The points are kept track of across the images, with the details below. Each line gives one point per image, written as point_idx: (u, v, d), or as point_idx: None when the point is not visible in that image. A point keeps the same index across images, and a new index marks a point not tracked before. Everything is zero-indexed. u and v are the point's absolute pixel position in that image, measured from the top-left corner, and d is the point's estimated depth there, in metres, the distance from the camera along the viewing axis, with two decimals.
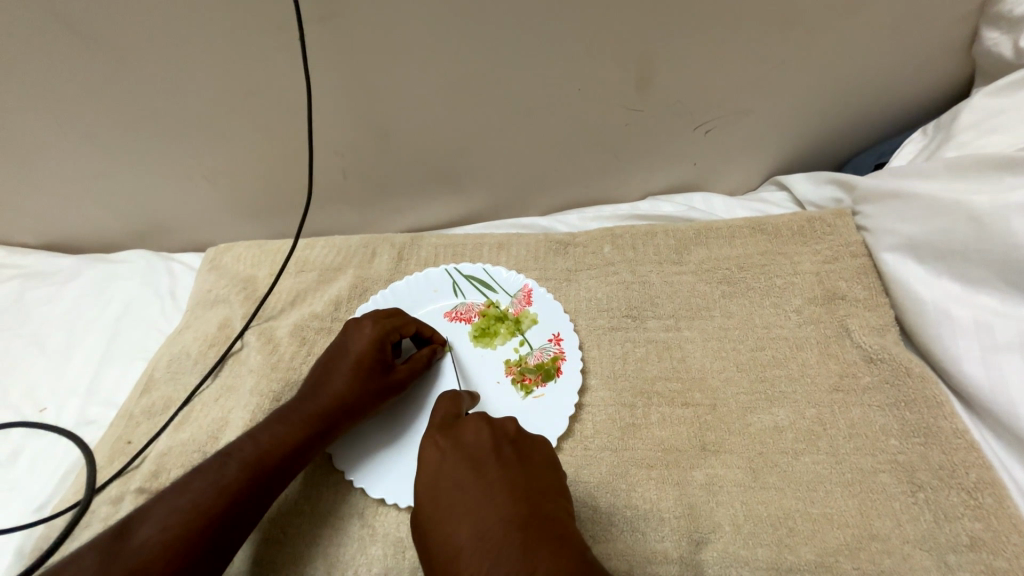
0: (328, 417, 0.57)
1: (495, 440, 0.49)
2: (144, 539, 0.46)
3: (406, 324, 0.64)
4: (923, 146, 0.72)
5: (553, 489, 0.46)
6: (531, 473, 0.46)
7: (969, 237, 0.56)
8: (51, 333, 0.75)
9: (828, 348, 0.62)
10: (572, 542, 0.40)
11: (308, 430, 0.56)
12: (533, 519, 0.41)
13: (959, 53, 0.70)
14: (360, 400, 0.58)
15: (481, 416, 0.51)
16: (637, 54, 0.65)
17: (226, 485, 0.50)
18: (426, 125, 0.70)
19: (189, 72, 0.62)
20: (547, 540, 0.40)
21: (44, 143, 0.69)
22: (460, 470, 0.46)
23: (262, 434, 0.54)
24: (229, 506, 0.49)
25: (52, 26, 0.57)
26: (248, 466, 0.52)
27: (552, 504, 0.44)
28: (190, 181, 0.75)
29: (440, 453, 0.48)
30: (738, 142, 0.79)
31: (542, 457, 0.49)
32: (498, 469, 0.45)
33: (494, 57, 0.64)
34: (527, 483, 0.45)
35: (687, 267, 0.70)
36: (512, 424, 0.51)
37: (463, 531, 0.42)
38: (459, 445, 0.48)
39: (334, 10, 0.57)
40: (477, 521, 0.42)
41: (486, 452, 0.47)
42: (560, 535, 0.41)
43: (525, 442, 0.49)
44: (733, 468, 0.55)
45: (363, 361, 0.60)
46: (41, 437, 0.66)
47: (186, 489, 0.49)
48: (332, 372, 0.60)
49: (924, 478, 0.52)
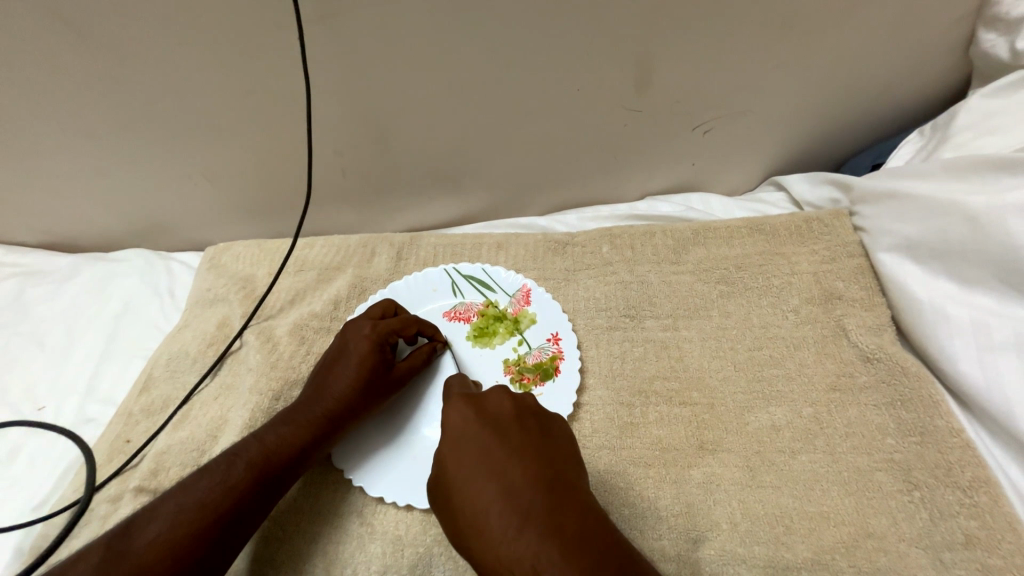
0: (332, 416, 0.57)
1: (517, 409, 0.48)
2: (150, 537, 0.46)
3: (407, 323, 0.64)
4: (920, 147, 0.73)
5: (571, 454, 0.46)
6: (552, 440, 0.46)
7: (966, 236, 0.57)
8: (49, 332, 0.75)
9: (825, 348, 0.62)
10: (592, 504, 0.43)
11: (314, 430, 0.56)
12: (556, 485, 0.42)
13: (956, 55, 0.70)
14: (364, 400, 0.59)
15: (503, 386, 0.50)
16: (635, 56, 0.66)
17: (233, 484, 0.50)
18: (426, 125, 0.71)
19: (190, 73, 0.62)
20: (571, 503, 0.42)
21: (44, 141, 0.69)
22: (485, 435, 0.45)
23: (268, 434, 0.55)
24: (236, 505, 0.49)
25: (52, 25, 0.57)
26: (255, 465, 0.52)
27: (571, 470, 0.45)
28: (190, 180, 0.75)
29: (464, 417, 0.47)
30: (736, 142, 0.79)
31: (559, 424, 0.48)
32: (521, 437, 0.45)
33: (495, 57, 0.64)
34: (548, 450, 0.45)
35: (685, 267, 0.71)
36: (531, 393, 0.50)
37: (489, 495, 0.42)
38: (481, 411, 0.47)
39: (333, 10, 0.58)
40: (504, 484, 0.42)
41: (509, 419, 0.47)
42: (583, 501, 0.42)
43: (545, 410, 0.49)
44: (731, 466, 0.55)
45: (366, 362, 0.60)
46: (40, 436, 0.66)
47: (193, 488, 0.49)
48: (333, 372, 0.60)
49: (920, 477, 0.53)
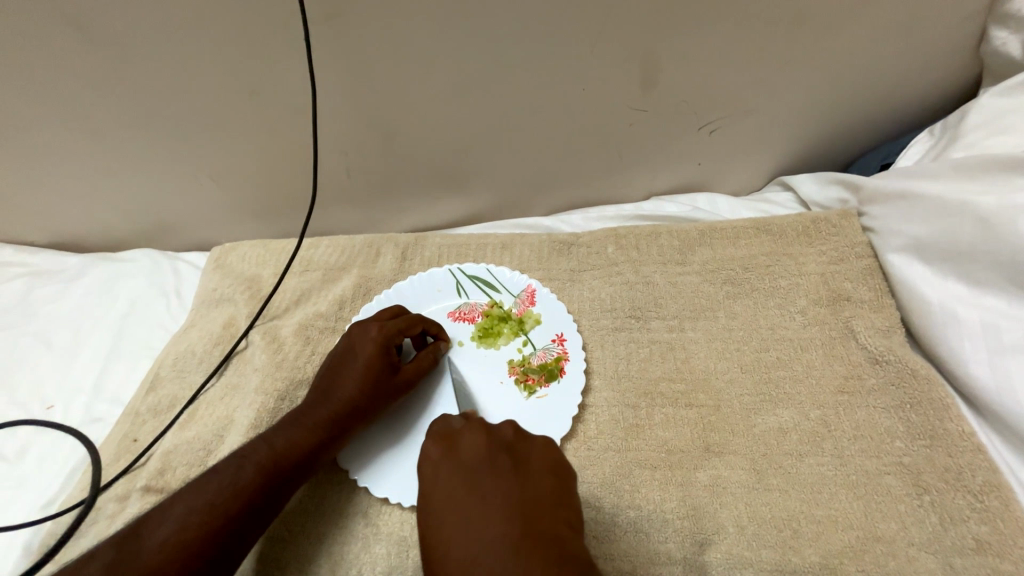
0: (338, 418, 0.57)
1: (492, 448, 0.48)
2: (160, 540, 0.46)
3: (412, 323, 0.64)
4: (930, 146, 0.72)
5: (550, 497, 0.45)
6: (528, 482, 0.46)
7: (976, 238, 0.56)
8: (58, 331, 0.76)
9: (833, 350, 0.61)
10: (566, 553, 0.40)
11: (320, 433, 0.56)
12: (527, 534, 0.41)
13: (967, 53, 0.70)
14: (371, 401, 0.58)
15: (479, 425, 0.50)
16: (641, 55, 0.65)
17: (241, 486, 0.50)
18: (432, 125, 0.71)
19: (196, 73, 0.62)
20: (543, 554, 0.40)
21: (52, 141, 0.69)
22: (454, 482, 0.46)
23: (275, 437, 0.55)
24: (244, 508, 0.49)
25: (60, 26, 0.57)
26: (263, 468, 0.52)
27: (549, 519, 0.43)
28: (196, 181, 0.75)
29: (436, 464, 0.48)
30: (743, 142, 0.78)
31: (539, 461, 0.48)
32: (491, 482, 0.45)
33: (500, 57, 0.64)
34: (522, 494, 0.44)
35: (691, 268, 0.70)
36: (510, 428, 0.51)
37: (453, 548, 0.42)
38: (454, 456, 0.48)
39: (339, 11, 0.58)
40: (468, 535, 0.42)
41: (482, 462, 0.47)
42: (559, 552, 0.40)
43: (524, 447, 0.49)
44: (738, 469, 0.55)
45: (372, 363, 0.59)
46: (49, 435, 0.67)
47: (201, 490, 0.50)
48: (339, 374, 0.60)
49: (929, 480, 0.52)
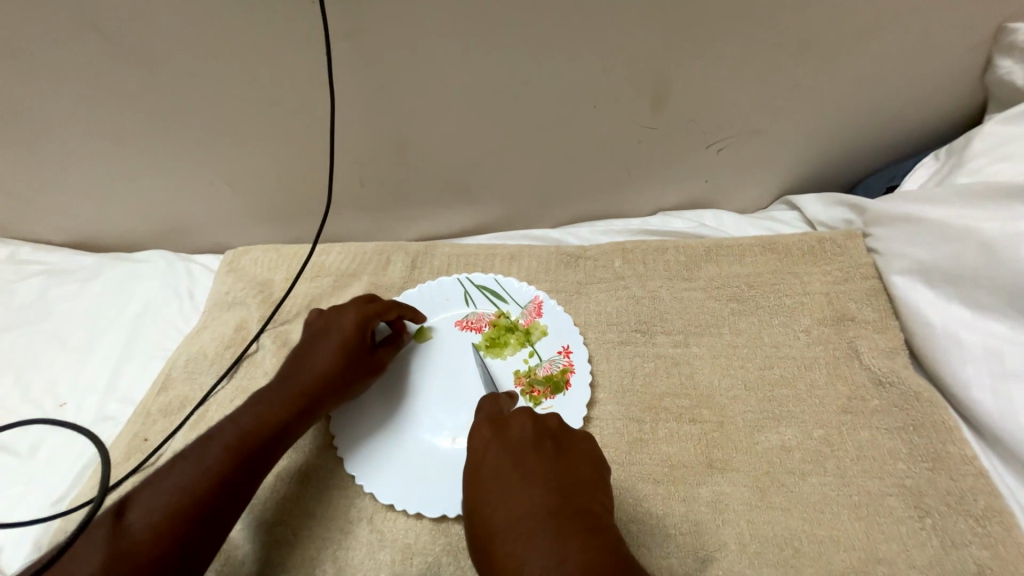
0: (310, 394, 0.59)
1: (538, 433, 0.49)
2: (135, 523, 0.47)
3: (386, 309, 0.67)
4: (935, 170, 0.73)
5: (591, 481, 0.46)
6: (571, 465, 0.47)
7: (978, 263, 0.57)
8: (72, 330, 0.76)
9: (837, 369, 0.62)
10: (602, 533, 0.42)
11: (291, 408, 0.57)
12: (568, 509, 0.43)
13: (973, 80, 0.71)
14: (344, 382, 0.61)
15: (525, 412, 0.50)
16: (654, 74, 0.66)
17: (211, 467, 0.51)
18: (445, 137, 0.72)
19: (218, 80, 0.64)
20: (580, 527, 0.41)
21: (73, 143, 0.70)
22: (501, 459, 0.47)
23: (244, 416, 0.55)
24: (217, 490, 0.50)
25: (88, 32, 0.59)
26: (231, 447, 0.52)
27: (588, 498, 0.44)
28: (211, 185, 0.77)
29: (484, 442, 0.49)
30: (751, 161, 0.79)
31: (582, 451, 0.49)
32: (536, 461, 0.46)
33: (515, 73, 0.65)
34: (563, 474, 0.45)
35: (697, 284, 0.71)
36: (555, 419, 0.50)
37: (499, 516, 0.43)
38: (502, 435, 0.49)
39: (360, 25, 0.59)
40: (513, 506, 0.43)
41: (529, 445, 0.47)
42: (593, 527, 0.42)
43: (567, 436, 0.49)
44: (740, 486, 0.55)
45: (347, 346, 0.62)
46: (60, 432, 0.67)
47: (169, 473, 0.50)
48: (311, 354, 0.62)
49: (931, 503, 0.52)
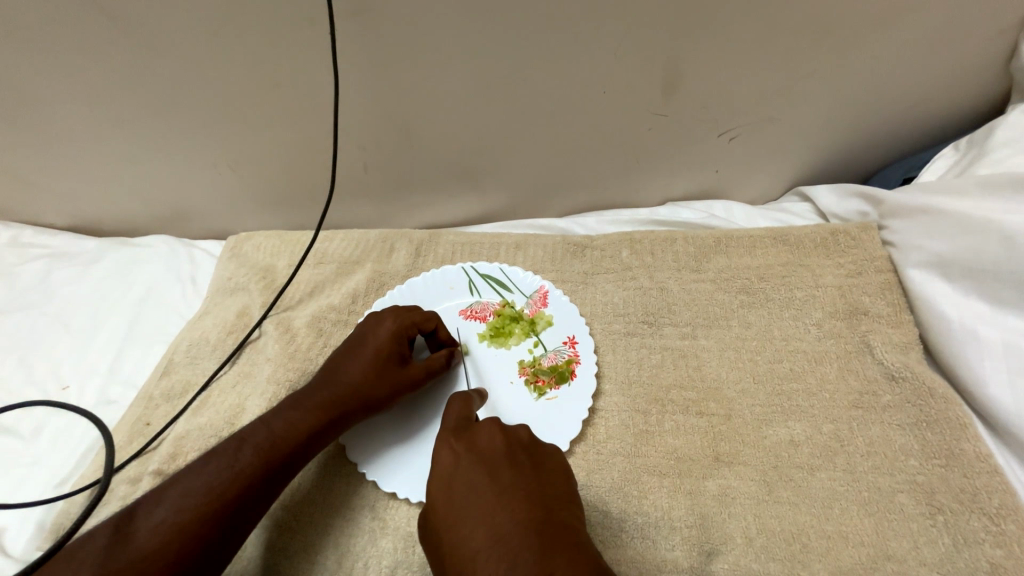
0: (340, 404, 0.57)
1: (509, 445, 0.48)
2: (157, 521, 0.46)
3: (425, 321, 0.64)
4: (954, 162, 0.71)
5: (567, 494, 0.46)
6: (546, 479, 0.46)
7: (1001, 256, 0.55)
8: (75, 313, 0.76)
9: (848, 364, 0.61)
10: (585, 546, 0.40)
11: (319, 417, 0.56)
12: (549, 523, 0.41)
13: (995, 68, 0.69)
14: (376, 392, 0.59)
15: (494, 421, 0.50)
16: (665, 60, 0.65)
17: (241, 470, 0.50)
18: (452, 124, 0.71)
19: (220, 63, 0.63)
20: (565, 542, 0.40)
21: (75, 126, 0.70)
22: (474, 473, 0.45)
23: (276, 420, 0.55)
24: (244, 493, 0.49)
25: (89, 13, 0.58)
26: (262, 452, 0.52)
27: (568, 512, 0.43)
28: (215, 170, 0.76)
29: (454, 457, 0.47)
30: (764, 150, 0.78)
31: (555, 464, 0.48)
32: (511, 474, 0.45)
33: (523, 57, 0.64)
34: (541, 488, 0.44)
35: (706, 275, 0.70)
36: (525, 431, 0.50)
37: (479, 535, 0.41)
38: (474, 449, 0.47)
39: (364, 7, 0.57)
40: (493, 522, 0.42)
41: (501, 457, 0.47)
42: (577, 542, 0.41)
43: (539, 449, 0.49)
44: (747, 479, 0.55)
45: (381, 354, 0.60)
46: (63, 415, 0.67)
47: (200, 472, 0.50)
48: (347, 362, 0.60)
49: (944, 501, 0.51)
